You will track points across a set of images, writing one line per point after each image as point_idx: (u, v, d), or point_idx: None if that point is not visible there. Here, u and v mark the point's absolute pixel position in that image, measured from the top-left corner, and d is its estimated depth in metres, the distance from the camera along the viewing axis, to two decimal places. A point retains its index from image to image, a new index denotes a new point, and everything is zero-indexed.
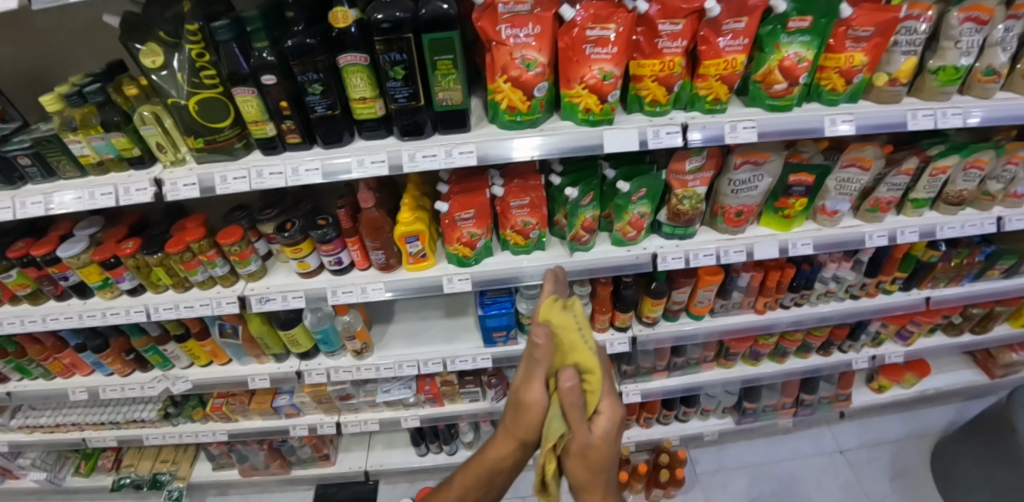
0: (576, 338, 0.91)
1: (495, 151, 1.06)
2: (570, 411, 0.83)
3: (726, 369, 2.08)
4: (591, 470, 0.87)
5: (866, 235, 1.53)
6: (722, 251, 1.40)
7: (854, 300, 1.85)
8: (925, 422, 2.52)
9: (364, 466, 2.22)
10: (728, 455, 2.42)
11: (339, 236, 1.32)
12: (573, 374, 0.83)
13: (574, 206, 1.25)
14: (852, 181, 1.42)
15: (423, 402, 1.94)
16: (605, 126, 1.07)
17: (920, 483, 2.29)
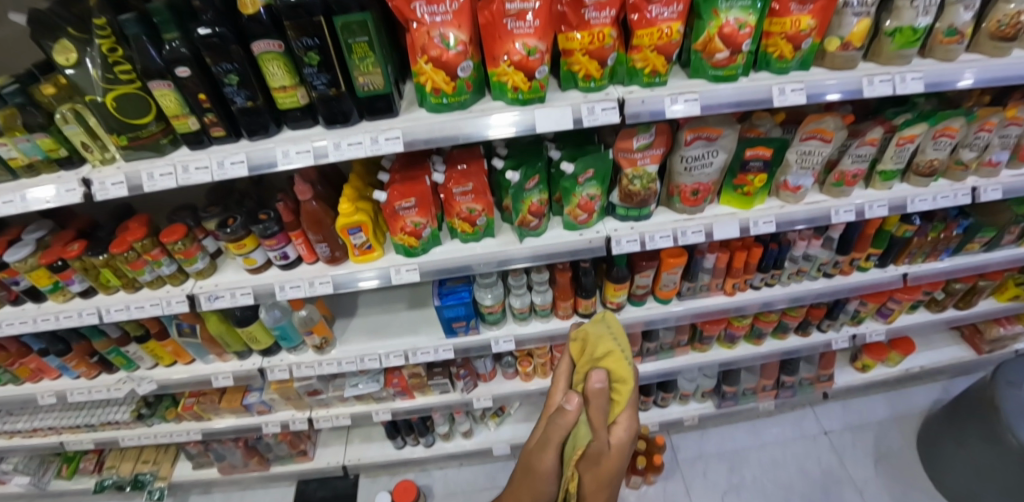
0: (610, 346, 0.95)
1: (423, 136, 1.03)
2: (594, 414, 0.87)
3: (702, 353, 2.05)
4: (601, 482, 0.86)
5: (833, 210, 1.48)
6: (680, 232, 1.35)
7: (828, 278, 1.81)
8: (910, 402, 2.49)
9: (343, 460, 2.23)
10: (710, 441, 2.40)
11: (282, 230, 1.29)
12: (603, 377, 0.89)
13: (518, 190, 1.21)
14: (813, 154, 1.36)
15: (394, 395, 1.95)
16: (535, 106, 1.03)
17: (904, 463, 2.27)
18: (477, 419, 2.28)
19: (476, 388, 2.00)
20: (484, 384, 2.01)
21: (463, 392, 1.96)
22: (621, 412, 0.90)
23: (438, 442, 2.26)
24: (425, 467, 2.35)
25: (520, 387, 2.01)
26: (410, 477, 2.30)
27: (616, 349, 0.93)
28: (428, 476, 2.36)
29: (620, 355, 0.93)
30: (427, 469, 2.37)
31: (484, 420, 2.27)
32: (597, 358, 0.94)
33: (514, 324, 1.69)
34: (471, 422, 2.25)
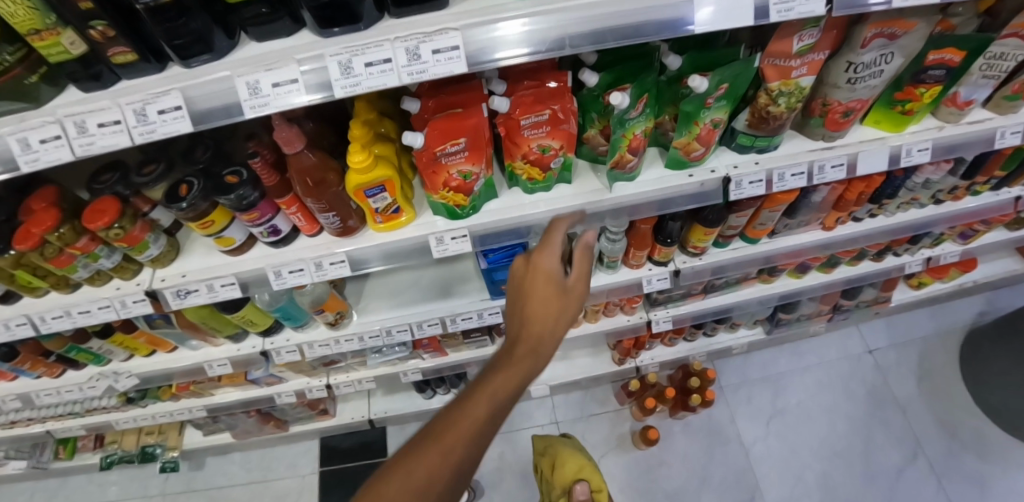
0: (579, 463, 1.73)
1: (498, 41, 0.61)
2: None
3: (767, 285, 1.80)
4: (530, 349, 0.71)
5: (997, 132, 1.11)
6: (817, 167, 1.01)
7: (935, 205, 1.51)
8: (955, 315, 2.38)
9: (367, 414, 2.05)
10: (753, 366, 2.29)
11: (266, 197, 0.92)
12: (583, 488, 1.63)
13: (618, 121, 0.82)
14: (1005, 57, 0.97)
15: (423, 355, 1.68)
16: (551, 11, 0.62)
17: (946, 381, 2.20)
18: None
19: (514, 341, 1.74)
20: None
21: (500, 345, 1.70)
22: None
23: None
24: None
25: (564, 335, 1.77)
26: None
27: (584, 465, 1.72)
28: None
29: (588, 469, 1.72)
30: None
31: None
32: (575, 472, 1.71)
33: None
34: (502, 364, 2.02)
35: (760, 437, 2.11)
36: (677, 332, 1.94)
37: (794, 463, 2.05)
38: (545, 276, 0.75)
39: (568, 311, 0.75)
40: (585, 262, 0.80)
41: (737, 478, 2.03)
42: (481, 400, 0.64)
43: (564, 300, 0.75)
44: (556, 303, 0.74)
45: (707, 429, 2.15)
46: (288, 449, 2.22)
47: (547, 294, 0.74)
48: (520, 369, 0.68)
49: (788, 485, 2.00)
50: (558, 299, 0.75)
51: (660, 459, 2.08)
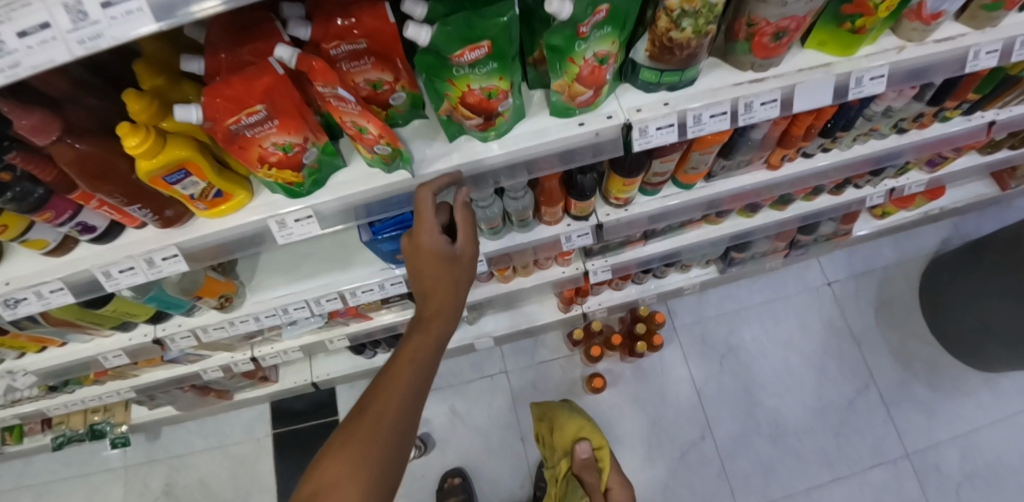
0: (580, 423, 1.75)
1: None
2: (590, 478, 1.65)
3: (716, 226, 1.69)
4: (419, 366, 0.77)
5: (969, 53, 0.93)
6: (743, 105, 0.86)
7: (898, 136, 1.38)
8: (918, 242, 2.35)
9: (311, 378, 2.00)
10: (708, 304, 2.25)
11: (57, 193, 0.74)
12: (585, 449, 1.66)
13: (438, 63, 0.63)
14: None
15: (344, 322, 1.55)
16: None
17: (901, 310, 2.25)
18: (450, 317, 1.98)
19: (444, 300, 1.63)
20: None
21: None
22: (608, 472, 1.68)
23: None
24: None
25: (499, 291, 1.66)
26: None
27: (584, 425, 1.74)
28: None
29: (589, 428, 1.74)
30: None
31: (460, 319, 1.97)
32: (576, 433, 1.74)
33: (484, 239, 1.22)
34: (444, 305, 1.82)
35: (714, 375, 2.14)
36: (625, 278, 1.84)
37: (743, 398, 2.10)
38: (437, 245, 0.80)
39: (459, 277, 0.82)
40: (467, 226, 0.84)
41: (689, 416, 2.07)
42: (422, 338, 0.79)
43: (455, 266, 0.82)
44: (447, 271, 0.81)
45: (660, 371, 2.14)
46: (241, 415, 2.21)
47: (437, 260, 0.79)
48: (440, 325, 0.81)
49: (738, 422, 2.07)
50: (452, 262, 0.82)
51: (613, 402, 2.09)
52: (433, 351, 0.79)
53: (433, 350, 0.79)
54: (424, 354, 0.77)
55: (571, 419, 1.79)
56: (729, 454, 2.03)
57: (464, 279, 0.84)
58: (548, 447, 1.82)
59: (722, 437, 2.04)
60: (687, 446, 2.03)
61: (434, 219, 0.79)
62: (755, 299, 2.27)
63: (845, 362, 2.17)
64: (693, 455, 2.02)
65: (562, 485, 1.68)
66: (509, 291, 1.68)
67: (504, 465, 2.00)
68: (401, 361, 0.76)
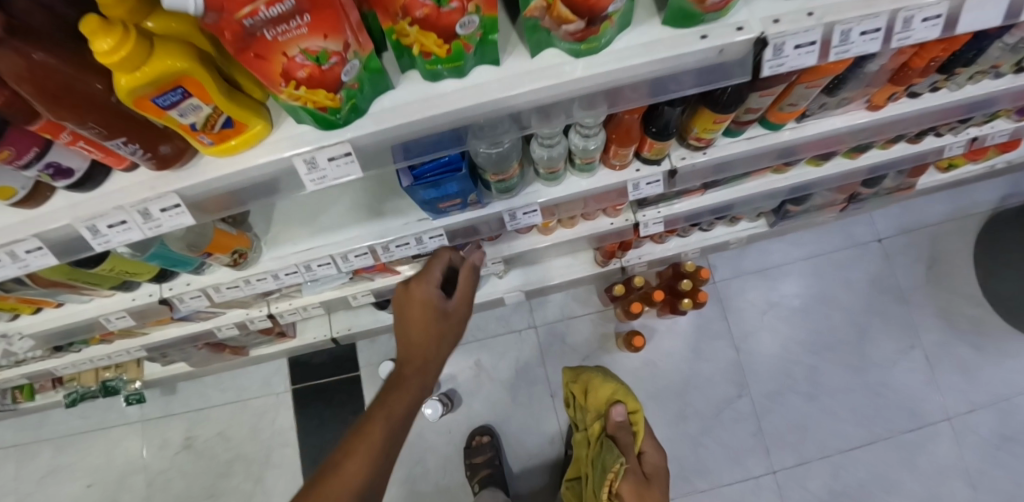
0: (612, 386, 1.63)
1: None
2: (624, 440, 1.46)
3: (780, 175, 1.51)
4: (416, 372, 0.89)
5: None
6: (902, 20, 0.66)
7: (1016, 75, 1.16)
8: (977, 197, 2.17)
9: (329, 333, 1.88)
10: (749, 259, 2.10)
11: (11, 125, 0.55)
12: (619, 411, 1.50)
13: None
14: None
15: (370, 276, 1.40)
16: None
17: (954, 269, 2.10)
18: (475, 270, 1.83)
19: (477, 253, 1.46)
20: (486, 247, 1.46)
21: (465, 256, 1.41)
22: (643, 440, 1.49)
23: None
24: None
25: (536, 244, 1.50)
26: None
27: (616, 387, 1.62)
28: None
29: (621, 389, 1.61)
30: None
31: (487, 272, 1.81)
32: (608, 395, 1.62)
33: (537, 186, 1.04)
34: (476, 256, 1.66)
35: (754, 332, 2.02)
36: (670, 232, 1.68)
37: (780, 361, 2.00)
38: (420, 303, 0.95)
39: (456, 320, 0.98)
40: (467, 283, 1.04)
41: (725, 375, 1.97)
42: (411, 363, 0.89)
43: (444, 323, 0.95)
44: (432, 320, 0.94)
45: (696, 330, 2.02)
46: (258, 370, 2.13)
47: (426, 321, 0.93)
48: (426, 350, 0.91)
49: (776, 381, 1.98)
50: (435, 320, 0.94)
51: (646, 360, 1.99)
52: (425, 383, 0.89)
53: (422, 370, 0.89)
54: (416, 377, 0.88)
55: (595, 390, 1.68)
56: (766, 413, 1.95)
57: (450, 338, 0.96)
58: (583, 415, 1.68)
59: (759, 397, 1.96)
60: (723, 404, 1.94)
61: (430, 287, 0.97)
62: (801, 254, 2.11)
63: (890, 322, 2.06)
64: (728, 413, 1.94)
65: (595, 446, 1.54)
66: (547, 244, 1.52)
67: (533, 423, 1.94)
68: (401, 387, 0.85)
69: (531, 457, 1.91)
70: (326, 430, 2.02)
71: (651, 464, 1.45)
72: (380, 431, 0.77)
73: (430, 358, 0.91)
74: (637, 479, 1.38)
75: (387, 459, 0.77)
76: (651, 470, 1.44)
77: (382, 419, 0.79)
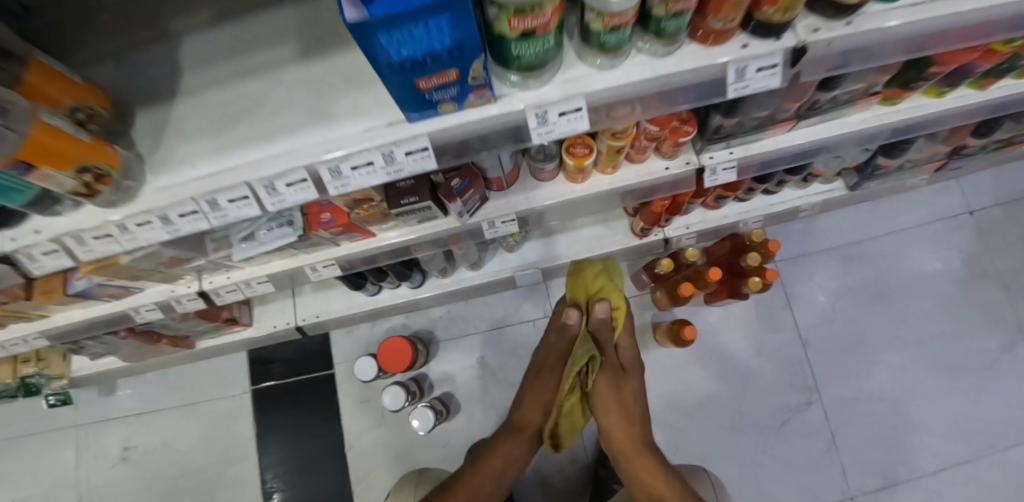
0: (603, 284, 1.28)
1: None
2: (597, 325, 1.21)
3: (888, 109, 1.09)
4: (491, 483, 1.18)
5: None
6: None
7: None
8: None
9: (292, 321, 1.47)
10: (816, 234, 1.69)
11: None
12: (603, 308, 1.19)
13: None
14: None
15: (332, 239, 1.00)
16: None
17: None
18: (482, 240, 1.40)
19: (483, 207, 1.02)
20: (495, 200, 1.03)
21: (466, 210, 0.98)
22: (621, 335, 1.28)
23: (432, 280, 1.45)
24: (420, 306, 1.55)
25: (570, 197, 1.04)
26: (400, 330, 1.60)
27: (608, 284, 1.27)
28: (426, 316, 1.59)
29: (612, 287, 1.27)
30: (426, 309, 1.59)
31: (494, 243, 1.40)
32: (594, 293, 1.27)
33: (580, 71, 0.65)
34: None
35: (825, 325, 1.61)
36: (730, 192, 1.27)
37: (857, 360, 1.60)
38: (525, 412, 1.23)
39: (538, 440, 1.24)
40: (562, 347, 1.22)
41: (790, 378, 1.57)
42: (500, 452, 1.21)
43: (531, 431, 1.22)
44: (523, 436, 1.22)
45: (755, 321, 1.60)
46: (211, 366, 1.72)
47: (523, 439, 1.22)
48: (510, 449, 1.21)
49: (852, 386, 1.58)
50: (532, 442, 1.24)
51: (691, 357, 1.59)
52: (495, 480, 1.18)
53: (496, 475, 1.19)
54: (493, 474, 1.19)
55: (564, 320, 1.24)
56: (841, 425, 1.55)
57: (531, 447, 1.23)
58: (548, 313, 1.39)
59: (832, 405, 1.56)
60: (787, 414, 1.54)
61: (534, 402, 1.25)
62: (879, 229, 1.71)
63: (992, 313, 1.65)
64: (794, 425, 1.53)
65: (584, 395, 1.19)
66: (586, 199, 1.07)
67: (548, 435, 1.55)
68: (480, 478, 1.18)
69: (548, 478, 1.53)
70: (292, 443, 1.62)
71: (628, 358, 1.27)
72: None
73: (508, 459, 1.20)
74: (616, 376, 1.21)
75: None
76: (630, 363, 1.27)
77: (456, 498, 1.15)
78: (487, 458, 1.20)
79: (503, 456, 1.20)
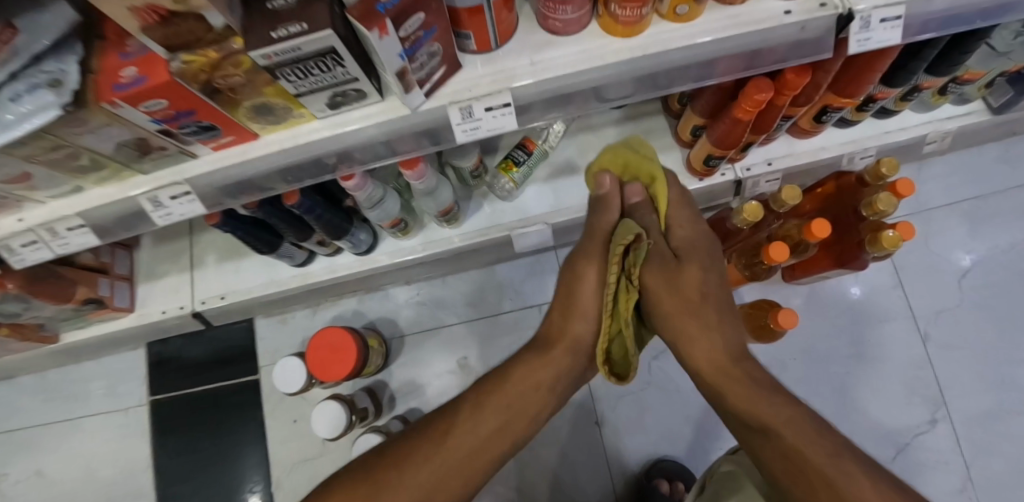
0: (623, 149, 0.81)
1: None
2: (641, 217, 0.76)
3: None
4: (495, 428, 0.66)
5: None
6: None
7: None
8: None
9: (188, 305, 0.96)
10: (938, 180, 1.17)
11: None
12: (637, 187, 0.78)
13: None
14: None
15: (170, 137, 0.55)
16: None
17: None
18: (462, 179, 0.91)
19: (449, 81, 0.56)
20: (470, 68, 0.56)
21: (414, 79, 0.51)
22: (671, 209, 0.78)
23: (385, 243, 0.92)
24: (377, 285, 1.06)
25: (612, 70, 0.56)
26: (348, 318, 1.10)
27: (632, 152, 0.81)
28: (387, 300, 1.10)
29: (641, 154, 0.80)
30: (387, 289, 1.10)
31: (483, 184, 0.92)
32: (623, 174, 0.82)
33: None
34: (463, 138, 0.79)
35: (950, 309, 1.11)
36: (845, 100, 0.79)
37: (1002, 358, 1.08)
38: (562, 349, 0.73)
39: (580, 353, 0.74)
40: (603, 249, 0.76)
41: (911, 388, 1.07)
42: (504, 395, 0.69)
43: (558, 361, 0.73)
44: (544, 368, 0.72)
45: (859, 307, 1.11)
46: (72, 373, 1.16)
47: (544, 374, 0.71)
48: (537, 375, 0.71)
49: (994, 395, 1.06)
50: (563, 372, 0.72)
51: (767, 358, 1.09)
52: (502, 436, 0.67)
53: (501, 421, 0.67)
54: (487, 429, 0.66)
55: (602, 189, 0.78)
56: (982, 452, 1.04)
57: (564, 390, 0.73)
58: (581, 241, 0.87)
59: (968, 425, 1.05)
60: (906, 436, 1.05)
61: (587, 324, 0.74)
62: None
63: None
64: (915, 455, 1.04)
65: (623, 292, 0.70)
66: (639, 75, 0.58)
67: (560, 469, 1.07)
68: (470, 419, 0.66)
69: None
70: (182, 486, 1.08)
71: (688, 241, 0.75)
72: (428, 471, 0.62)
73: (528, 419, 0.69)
74: (667, 265, 0.72)
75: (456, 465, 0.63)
76: (697, 221, 0.78)
77: (421, 460, 0.62)
78: (505, 379, 0.70)
79: (521, 385, 0.70)
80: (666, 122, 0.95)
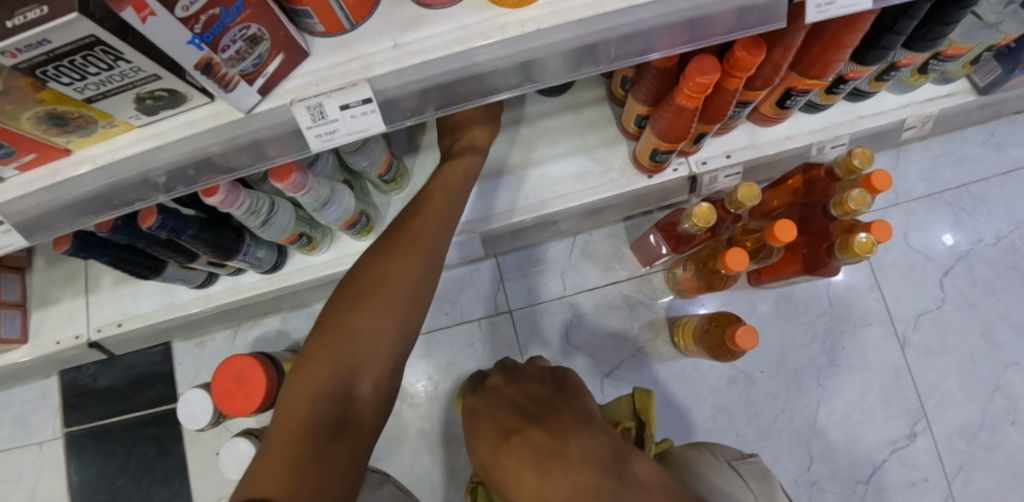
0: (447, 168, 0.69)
1: None
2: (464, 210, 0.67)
3: None
4: (344, 347, 0.52)
5: None
6: None
7: None
8: None
9: (83, 334, 0.85)
10: (920, 168, 1.06)
11: None
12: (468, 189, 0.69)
13: None
14: None
15: None
16: None
17: None
18: (375, 184, 0.80)
19: (296, 72, 0.46)
20: (322, 57, 0.46)
21: (235, 74, 0.41)
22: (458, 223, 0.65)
23: (294, 259, 0.83)
24: (298, 302, 0.97)
25: (496, 52, 0.47)
26: (268, 338, 1.00)
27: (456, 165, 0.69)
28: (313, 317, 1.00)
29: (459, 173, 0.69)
30: (312, 306, 1.00)
31: (400, 189, 0.82)
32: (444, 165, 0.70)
33: None
34: (362, 140, 0.69)
35: (932, 312, 1.01)
36: (809, 82, 0.67)
37: (988, 363, 0.99)
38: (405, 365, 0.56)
39: (433, 272, 0.58)
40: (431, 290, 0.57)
41: (890, 398, 0.98)
42: (351, 312, 0.54)
43: (411, 271, 0.56)
44: (393, 256, 0.57)
45: (834, 311, 1.01)
46: None
47: (392, 303, 0.54)
48: (384, 291, 0.55)
49: (976, 403, 0.97)
50: (415, 293, 0.56)
51: (731, 371, 0.99)
52: (363, 326, 0.53)
53: (358, 317, 0.53)
54: (343, 345, 0.52)
55: (468, 157, 0.69)
56: (965, 467, 0.95)
57: (424, 292, 0.57)
58: (506, 409, 0.57)
59: (951, 437, 0.96)
60: (883, 453, 0.96)
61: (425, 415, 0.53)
62: (1018, 157, 1.05)
63: None
64: (894, 472, 0.95)
65: (477, 427, 0.57)
66: (533, 58, 0.50)
67: None
68: (324, 340, 0.53)
69: None
70: None
71: (544, 398, 0.58)
72: (308, 407, 0.49)
73: (387, 328, 0.54)
74: (532, 412, 0.55)
75: (326, 418, 0.48)
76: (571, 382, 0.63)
77: (300, 406, 0.49)
78: (337, 316, 0.54)
79: (362, 333, 0.53)
80: (610, 112, 0.84)
